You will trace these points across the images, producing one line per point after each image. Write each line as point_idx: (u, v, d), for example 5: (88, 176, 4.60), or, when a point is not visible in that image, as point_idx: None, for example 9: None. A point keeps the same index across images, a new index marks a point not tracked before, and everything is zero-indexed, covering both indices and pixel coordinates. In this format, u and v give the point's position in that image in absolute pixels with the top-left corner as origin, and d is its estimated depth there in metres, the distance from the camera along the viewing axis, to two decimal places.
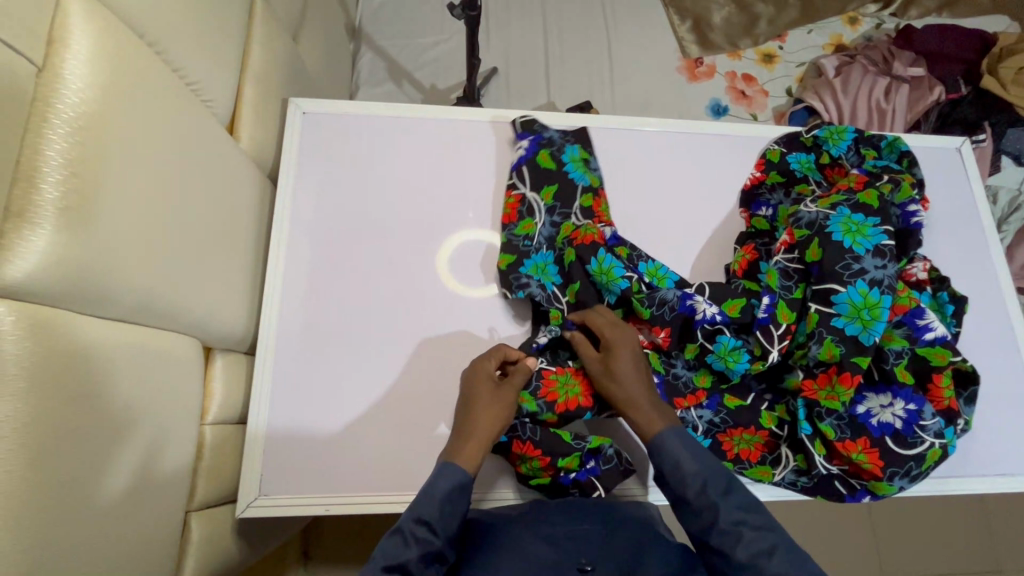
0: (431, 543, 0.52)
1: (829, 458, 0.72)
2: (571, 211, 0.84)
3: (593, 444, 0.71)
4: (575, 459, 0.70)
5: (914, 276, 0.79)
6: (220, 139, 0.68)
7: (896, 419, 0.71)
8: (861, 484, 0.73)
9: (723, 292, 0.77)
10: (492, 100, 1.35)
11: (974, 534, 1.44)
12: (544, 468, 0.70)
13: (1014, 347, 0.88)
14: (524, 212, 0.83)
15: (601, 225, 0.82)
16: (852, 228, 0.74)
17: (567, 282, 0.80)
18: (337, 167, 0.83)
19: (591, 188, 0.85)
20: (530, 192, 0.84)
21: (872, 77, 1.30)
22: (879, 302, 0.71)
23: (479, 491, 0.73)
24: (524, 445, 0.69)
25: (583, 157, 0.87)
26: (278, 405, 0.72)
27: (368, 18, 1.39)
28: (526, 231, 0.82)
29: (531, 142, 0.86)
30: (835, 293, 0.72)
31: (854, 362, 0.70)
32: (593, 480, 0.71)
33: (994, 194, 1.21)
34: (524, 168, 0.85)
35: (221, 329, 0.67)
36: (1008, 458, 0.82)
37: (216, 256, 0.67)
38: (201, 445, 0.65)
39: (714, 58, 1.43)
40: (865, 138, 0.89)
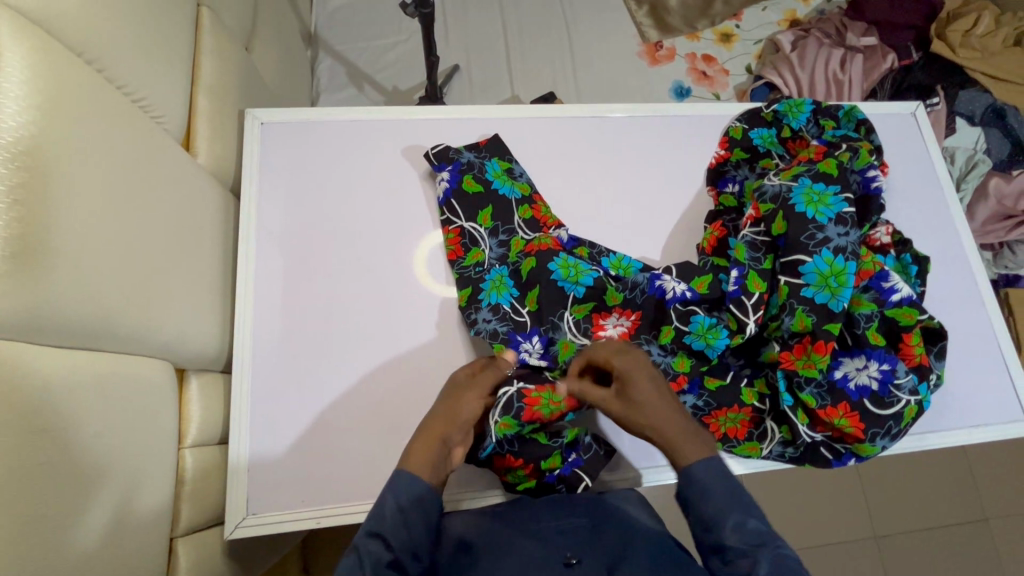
0: (384, 556, 0.51)
1: (813, 428, 0.74)
2: (514, 227, 0.82)
3: (568, 438, 0.71)
4: (556, 457, 0.70)
5: (878, 240, 0.82)
6: (174, 155, 0.67)
7: (872, 380, 0.73)
8: (845, 448, 0.75)
9: (692, 271, 0.80)
10: (455, 97, 1.34)
11: (954, 486, 1.50)
12: (529, 474, 0.70)
13: (980, 301, 0.91)
14: (468, 244, 0.81)
15: (552, 231, 0.82)
16: (814, 198, 0.75)
17: (525, 291, 0.78)
18: (303, 177, 0.82)
19: (525, 198, 0.83)
20: (467, 223, 0.82)
21: (826, 50, 1.33)
22: (844, 269, 0.72)
23: (467, 500, 0.73)
24: (505, 459, 0.69)
25: (504, 168, 0.85)
26: (259, 423, 0.71)
27: (324, 23, 1.37)
28: (476, 260, 0.80)
29: (451, 171, 0.83)
30: (803, 264, 0.73)
31: (825, 330, 0.72)
32: (580, 472, 0.71)
33: (952, 155, 1.23)
34: (453, 201, 0.82)
35: (191, 350, 0.66)
36: (976, 412, 0.85)
37: (181, 278, 0.66)
38: (182, 470, 0.64)
39: (673, 41, 1.45)
40: (822, 108, 0.90)
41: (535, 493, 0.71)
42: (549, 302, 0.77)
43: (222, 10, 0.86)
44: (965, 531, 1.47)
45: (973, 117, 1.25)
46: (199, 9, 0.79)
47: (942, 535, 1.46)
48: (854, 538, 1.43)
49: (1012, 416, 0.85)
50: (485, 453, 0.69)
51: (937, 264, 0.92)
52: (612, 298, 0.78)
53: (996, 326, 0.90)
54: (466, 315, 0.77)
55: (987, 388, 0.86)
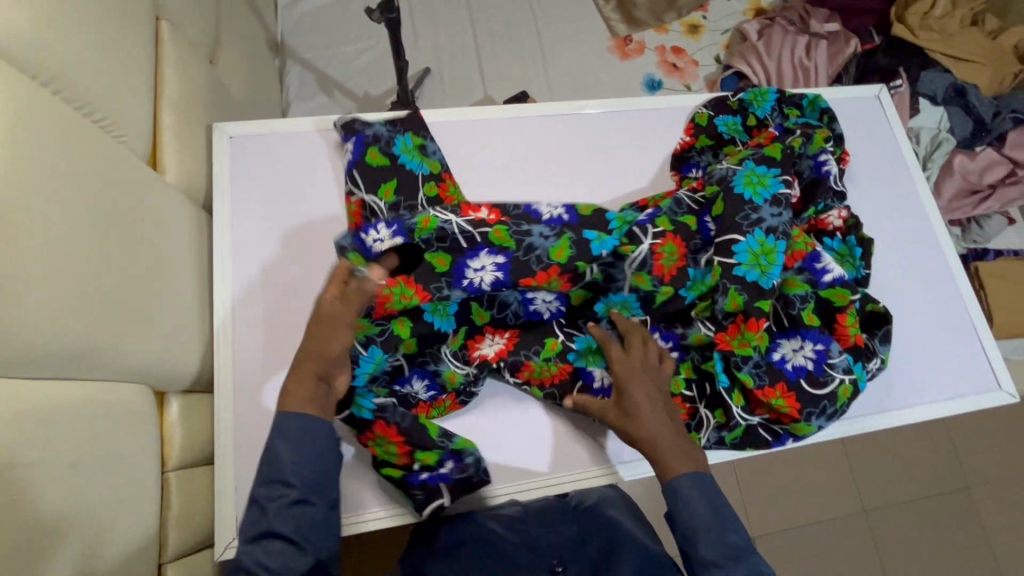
0: (286, 495, 0.57)
1: (751, 410, 0.76)
2: (416, 204, 0.77)
3: (458, 442, 0.72)
4: (434, 454, 0.70)
5: (829, 223, 0.84)
6: (142, 175, 0.66)
7: (808, 360, 0.76)
8: (782, 429, 0.77)
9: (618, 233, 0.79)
10: (428, 101, 1.33)
11: (937, 458, 1.54)
12: (400, 455, 0.69)
13: (951, 276, 0.93)
14: (368, 218, 0.78)
15: (455, 212, 0.79)
16: (754, 180, 0.77)
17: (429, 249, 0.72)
18: (273, 190, 0.81)
19: (433, 175, 0.80)
20: (367, 195, 0.78)
21: (791, 37, 1.35)
22: (775, 247, 0.75)
23: (352, 522, 0.71)
24: (387, 428, 0.69)
25: (416, 144, 0.82)
26: (244, 441, 0.70)
27: (289, 31, 1.35)
28: (429, 229, 0.72)
29: (357, 142, 0.80)
30: (736, 244, 0.75)
31: (757, 307, 0.74)
32: (440, 487, 0.69)
33: (918, 134, 1.27)
34: (355, 172, 0.79)
35: (170, 372, 0.65)
36: (951, 384, 0.88)
37: (157, 300, 0.65)
38: (167, 494, 0.63)
39: (642, 35, 1.46)
40: (786, 98, 0.92)
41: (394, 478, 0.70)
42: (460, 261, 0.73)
43: (184, 23, 0.84)
44: (950, 501, 1.52)
45: (935, 97, 1.27)
46: (159, 22, 0.78)
47: (928, 505, 1.51)
48: (844, 514, 1.46)
49: (985, 386, 0.88)
50: (366, 411, 0.69)
51: (910, 243, 0.94)
52: (559, 254, 0.73)
53: (966, 299, 0.92)
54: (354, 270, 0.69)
55: (960, 361, 0.89)
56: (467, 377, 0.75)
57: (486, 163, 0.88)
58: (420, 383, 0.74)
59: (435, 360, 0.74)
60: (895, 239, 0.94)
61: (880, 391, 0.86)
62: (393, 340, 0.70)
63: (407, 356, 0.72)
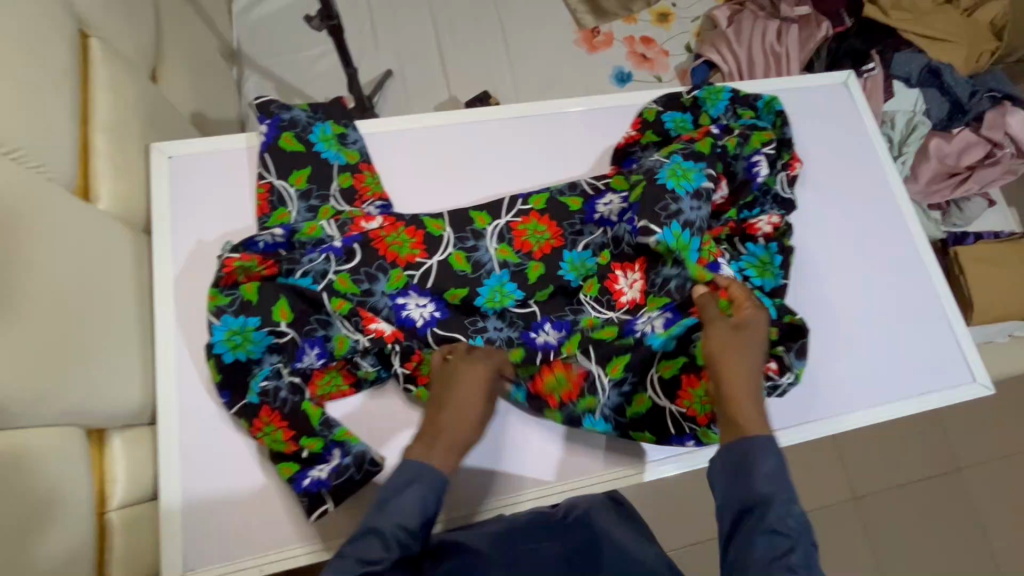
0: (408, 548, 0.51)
1: (671, 399, 0.72)
2: (329, 194, 0.76)
3: (338, 434, 0.64)
4: (317, 441, 0.64)
5: (760, 229, 0.81)
6: (72, 204, 0.63)
7: None
8: (690, 430, 0.72)
9: (560, 211, 0.78)
10: (392, 104, 1.30)
11: (928, 443, 1.54)
12: (287, 443, 0.63)
13: (921, 267, 0.91)
14: (275, 203, 0.75)
15: (366, 205, 0.76)
16: (678, 172, 0.75)
17: (342, 273, 0.70)
18: (211, 210, 0.78)
19: (349, 165, 0.78)
20: (278, 180, 0.75)
21: (762, 22, 1.32)
22: (688, 242, 0.72)
23: (274, 562, 0.65)
24: (268, 412, 0.64)
25: (336, 132, 0.79)
26: (187, 472, 0.66)
27: (245, 38, 1.31)
28: (313, 237, 0.71)
29: (270, 125, 0.76)
30: (654, 234, 0.72)
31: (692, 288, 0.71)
32: (323, 493, 0.63)
33: (893, 118, 1.23)
34: (267, 156, 0.76)
35: (109, 409, 0.63)
36: (923, 377, 0.86)
37: (96, 336, 0.63)
38: (110, 535, 0.61)
39: (610, 26, 1.42)
40: (741, 98, 0.90)
41: (285, 476, 0.63)
42: (366, 280, 0.71)
43: (118, 38, 0.81)
44: (942, 484, 1.51)
45: (910, 79, 1.24)
46: (88, 41, 0.74)
47: (918, 490, 1.50)
48: (834, 502, 1.46)
49: (959, 379, 0.86)
50: (255, 394, 0.65)
51: (879, 234, 0.92)
52: (458, 261, 0.73)
53: (939, 291, 0.90)
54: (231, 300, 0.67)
55: (931, 355, 0.87)
56: (359, 347, 0.69)
57: (426, 170, 0.83)
58: (312, 353, 0.68)
59: (324, 326, 0.69)
60: (864, 231, 0.92)
61: (847, 389, 0.84)
62: (267, 313, 0.67)
63: (293, 327, 0.68)
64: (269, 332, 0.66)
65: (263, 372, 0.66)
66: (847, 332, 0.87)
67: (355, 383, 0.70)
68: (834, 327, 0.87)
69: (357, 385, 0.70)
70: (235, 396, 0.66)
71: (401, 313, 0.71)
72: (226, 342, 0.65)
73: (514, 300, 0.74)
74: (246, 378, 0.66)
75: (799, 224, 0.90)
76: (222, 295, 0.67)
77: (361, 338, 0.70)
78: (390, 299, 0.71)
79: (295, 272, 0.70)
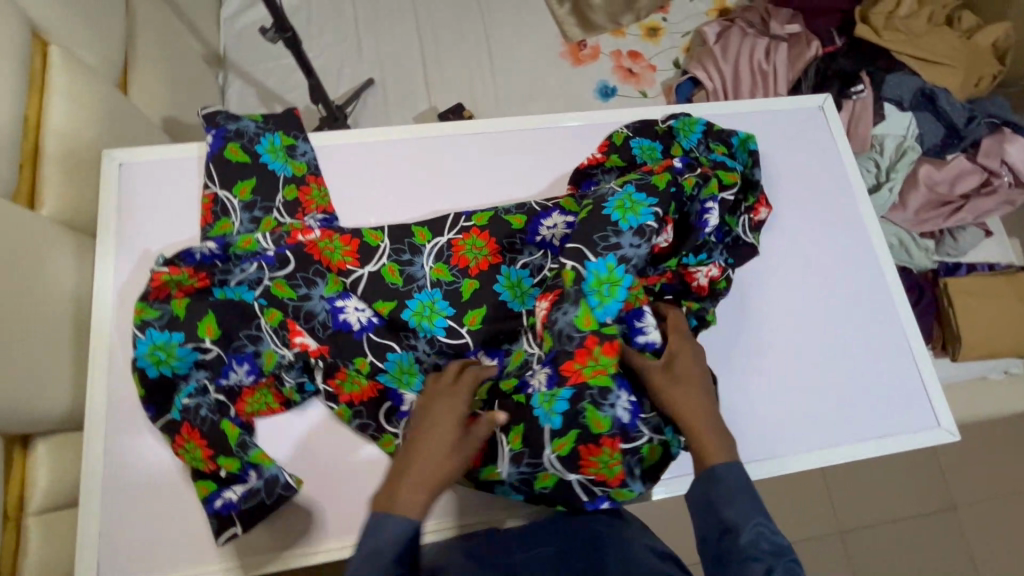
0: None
1: (575, 469, 0.63)
2: (273, 205, 0.76)
3: (254, 455, 0.64)
4: (234, 462, 0.63)
5: (695, 279, 0.75)
6: (10, 213, 0.64)
7: (625, 412, 0.64)
8: (602, 492, 0.65)
9: (501, 229, 0.74)
10: (372, 112, 1.30)
11: (918, 478, 1.47)
12: (204, 461, 0.63)
13: (889, 300, 0.88)
14: (219, 213, 0.75)
15: (308, 217, 0.76)
16: (626, 205, 0.71)
17: (276, 279, 0.71)
18: (158, 217, 0.78)
19: (295, 177, 0.78)
20: (222, 190, 0.76)
21: (750, 40, 1.28)
22: (620, 279, 0.66)
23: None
24: (187, 430, 0.64)
25: (284, 144, 0.79)
26: (109, 482, 0.66)
27: (232, 43, 1.33)
28: (248, 250, 0.70)
29: (215, 136, 0.77)
30: (586, 261, 0.68)
31: (604, 331, 0.64)
32: (232, 515, 0.62)
33: (881, 142, 1.19)
34: (211, 166, 0.76)
35: (35, 416, 0.64)
36: (884, 418, 0.82)
37: (28, 343, 0.64)
38: (25, 539, 0.62)
39: (597, 39, 1.40)
40: (714, 132, 0.84)
41: (201, 494, 0.64)
42: (302, 286, 0.71)
43: (82, 47, 0.82)
44: (932, 524, 1.45)
45: (902, 102, 1.20)
46: (46, 51, 0.76)
47: (907, 527, 1.44)
48: (815, 535, 1.41)
49: (922, 424, 0.82)
50: (178, 410, 0.65)
51: (847, 262, 0.89)
52: (390, 273, 0.72)
53: (908, 330, 0.86)
54: (158, 311, 0.67)
55: (895, 396, 0.83)
56: (285, 361, 0.69)
57: (383, 185, 0.82)
58: (240, 369, 0.68)
59: (254, 341, 0.69)
60: (832, 262, 0.88)
61: (802, 427, 0.80)
62: (192, 328, 0.67)
63: (219, 344, 0.67)
64: (193, 348, 0.66)
65: (187, 388, 0.66)
66: (806, 367, 0.83)
67: (283, 401, 0.69)
68: (793, 361, 0.83)
69: (287, 404, 0.69)
70: (159, 411, 0.66)
71: (338, 317, 0.70)
72: (149, 356, 0.65)
73: (442, 329, 0.71)
74: (172, 394, 0.66)
75: (764, 248, 0.88)
76: (150, 308, 0.67)
77: (287, 352, 0.69)
78: (328, 302, 0.71)
79: (228, 282, 0.70)
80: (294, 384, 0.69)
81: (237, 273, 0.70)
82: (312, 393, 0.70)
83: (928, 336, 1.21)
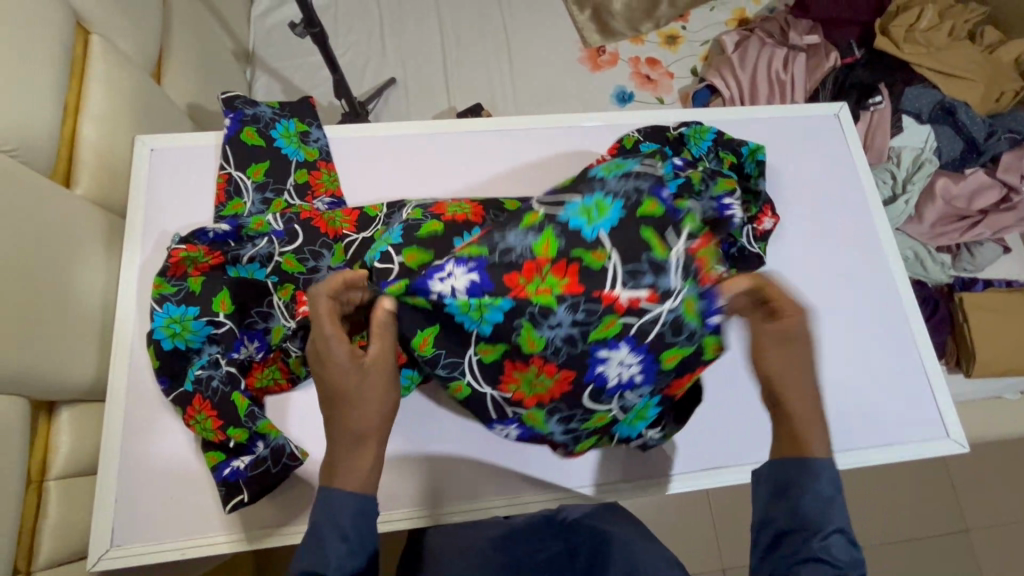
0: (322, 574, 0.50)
1: (495, 381, 0.63)
2: (283, 187, 0.79)
3: (263, 426, 0.66)
4: (243, 431, 0.65)
5: None
6: (50, 192, 0.68)
7: (618, 375, 0.61)
8: (514, 413, 0.65)
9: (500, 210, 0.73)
10: (392, 110, 1.33)
11: (927, 497, 1.45)
12: (215, 432, 0.66)
13: (901, 312, 0.87)
14: (231, 193, 0.78)
15: (317, 201, 0.79)
16: (613, 168, 0.64)
17: (285, 253, 0.72)
18: (183, 200, 0.81)
19: (307, 162, 0.81)
20: (235, 171, 0.79)
21: (769, 49, 1.29)
22: (609, 204, 0.60)
23: (196, 547, 0.66)
24: (199, 401, 0.67)
25: (299, 130, 0.83)
26: (126, 451, 0.69)
27: (261, 41, 1.38)
28: (261, 230, 0.72)
29: (232, 119, 0.80)
30: (568, 202, 0.61)
31: (574, 256, 0.59)
32: (240, 484, 0.64)
33: (898, 154, 1.19)
34: (226, 147, 0.79)
35: (62, 385, 0.66)
36: (891, 428, 0.82)
37: (57, 314, 0.66)
38: (45, 502, 0.64)
39: (615, 45, 1.42)
40: (724, 141, 0.85)
41: (210, 464, 0.66)
42: (309, 258, 0.72)
43: (122, 38, 0.86)
44: (941, 544, 1.42)
45: (920, 115, 1.20)
46: (90, 41, 0.80)
47: (917, 547, 1.42)
48: None
49: (932, 434, 0.82)
50: (191, 382, 0.68)
51: (859, 272, 0.89)
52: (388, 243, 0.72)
53: (918, 340, 0.86)
54: (174, 287, 0.70)
55: (903, 406, 0.83)
56: (290, 332, 0.70)
57: (400, 178, 0.84)
58: (251, 345, 0.71)
59: (265, 318, 0.72)
60: (842, 269, 0.88)
61: None
62: (206, 303, 0.69)
63: (232, 318, 0.69)
64: (207, 322, 0.68)
65: (200, 361, 0.68)
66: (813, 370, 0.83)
67: (289, 374, 0.71)
68: None
69: (294, 380, 0.71)
70: (172, 383, 0.68)
71: None
72: (165, 329, 0.68)
73: None
74: (183, 366, 0.69)
75: (775, 255, 0.88)
76: (168, 284, 0.70)
77: (294, 325, 0.71)
78: (337, 273, 0.72)
79: (240, 259, 0.71)
80: (300, 356, 0.70)
81: (248, 253, 0.71)
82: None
83: (942, 352, 1.20)
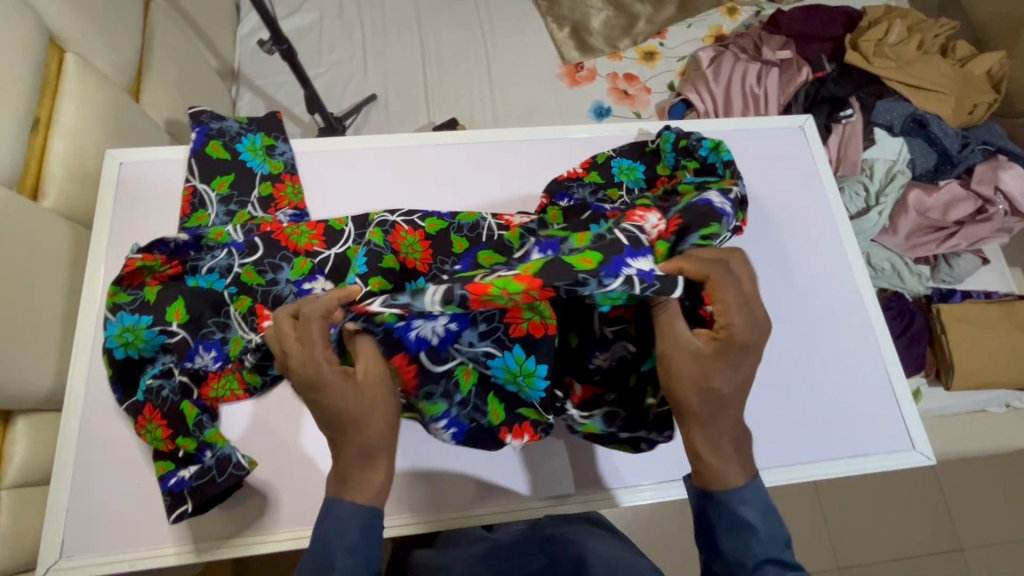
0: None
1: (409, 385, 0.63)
2: (248, 200, 0.81)
3: (209, 435, 0.67)
4: (191, 440, 0.66)
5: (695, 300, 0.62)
6: (17, 205, 0.69)
7: (435, 335, 0.59)
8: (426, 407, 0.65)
9: (445, 240, 0.74)
10: (372, 125, 1.35)
11: (914, 515, 1.42)
12: (164, 441, 0.67)
13: (867, 323, 0.87)
14: (196, 205, 0.80)
15: (279, 212, 0.81)
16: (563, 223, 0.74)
17: (242, 265, 0.73)
18: (150, 212, 0.82)
19: (272, 174, 0.82)
20: (201, 184, 0.81)
21: (742, 64, 1.31)
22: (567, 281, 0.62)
23: (145, 557, 0.66)
24: (149, 411, 0.68)
25: (265, 144, 0.84)
26: (78, 462, 0.69)
27: (245, 59, 1.41)
28: (219, 241, 0.73)
29: (198, 133, 0.82)
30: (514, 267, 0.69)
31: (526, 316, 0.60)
32: (184, 493, 0.65)
33: (871, 167, 1.19)
34: (193, 161, 0.81)
35: (19, 395, 0.67)
36: (856, 441, 0.81)
37: (17, 324, 0.67)
38: None
39: (594, 62, 1.44)
40: (685, 147, 0.79)
41: (159, 473, 0.67)
42: (268, 270, 0.73)
43: (98, 55, 0.89)
44: (927, 563, 1.39)
45: (892, 127, 1.20)
46: (64, 59, 0.82)
47: (904, 566, 1.38)
48: (812, 570, 1.37)
49: (897, 446, 0.81)
50: (142, 392, 0.69)
51: (825, 282, 0.89)
52: (354, 252, 0.74)
53: (883, 349, 0.85)
54: (129, 297, 0.71)
55: (868, 419, 0.82)
56: (250, 345, 0.71)
57: (362, 189, 0.85)
58: (207, 355, 0.71)
59: (222, 328, 0.72)
60: (807, 280, 0.88)
61: (771, 443, 0.80)
62: (160, 313, 0.70)
63: (185, 328, 0.71)
64: (160, 331, 0.70)
65: (153, 370, 0.70)
66: (778, 380, 0.82)
67: (246, 385, 0.71)
68: (763, 374, 0.82)
69: (249, 391, 0.71)
70: (125, 392, 0.70)
71: (306, 298, 0.73)
72: (117, 338, 0.69)
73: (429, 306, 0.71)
74: (137, 375, 0.70)
75: None
76: (123, 293, 0.71)
77: (254, 338, 0.72)
78: (295, 286, 0.73)
79: (199, 269, 0.73)
80: (256, 366, 0.71)
81: (208, 263, 0.73)
82: (272, 376, 0.72)
83: (922, 364, 1.18)
